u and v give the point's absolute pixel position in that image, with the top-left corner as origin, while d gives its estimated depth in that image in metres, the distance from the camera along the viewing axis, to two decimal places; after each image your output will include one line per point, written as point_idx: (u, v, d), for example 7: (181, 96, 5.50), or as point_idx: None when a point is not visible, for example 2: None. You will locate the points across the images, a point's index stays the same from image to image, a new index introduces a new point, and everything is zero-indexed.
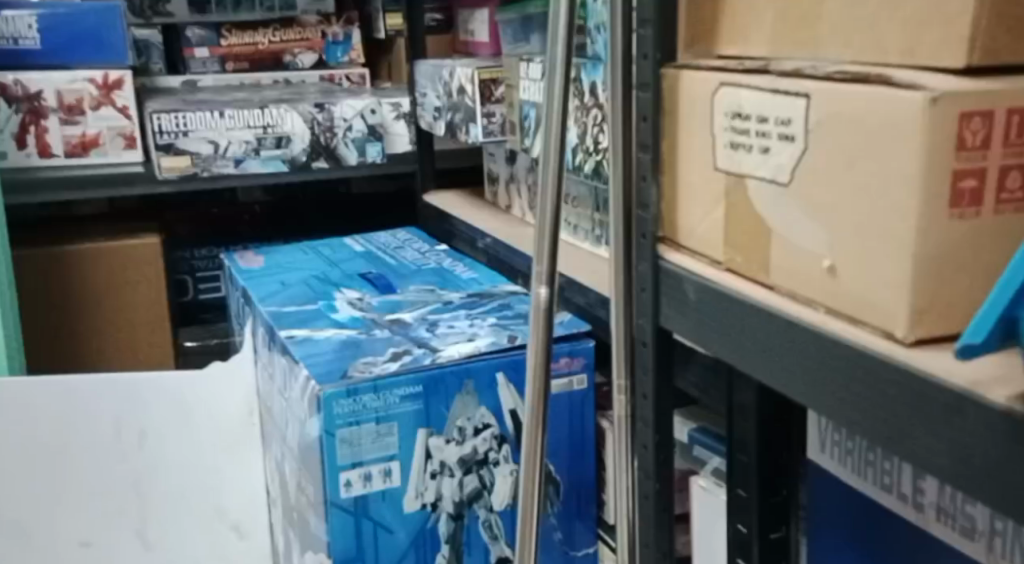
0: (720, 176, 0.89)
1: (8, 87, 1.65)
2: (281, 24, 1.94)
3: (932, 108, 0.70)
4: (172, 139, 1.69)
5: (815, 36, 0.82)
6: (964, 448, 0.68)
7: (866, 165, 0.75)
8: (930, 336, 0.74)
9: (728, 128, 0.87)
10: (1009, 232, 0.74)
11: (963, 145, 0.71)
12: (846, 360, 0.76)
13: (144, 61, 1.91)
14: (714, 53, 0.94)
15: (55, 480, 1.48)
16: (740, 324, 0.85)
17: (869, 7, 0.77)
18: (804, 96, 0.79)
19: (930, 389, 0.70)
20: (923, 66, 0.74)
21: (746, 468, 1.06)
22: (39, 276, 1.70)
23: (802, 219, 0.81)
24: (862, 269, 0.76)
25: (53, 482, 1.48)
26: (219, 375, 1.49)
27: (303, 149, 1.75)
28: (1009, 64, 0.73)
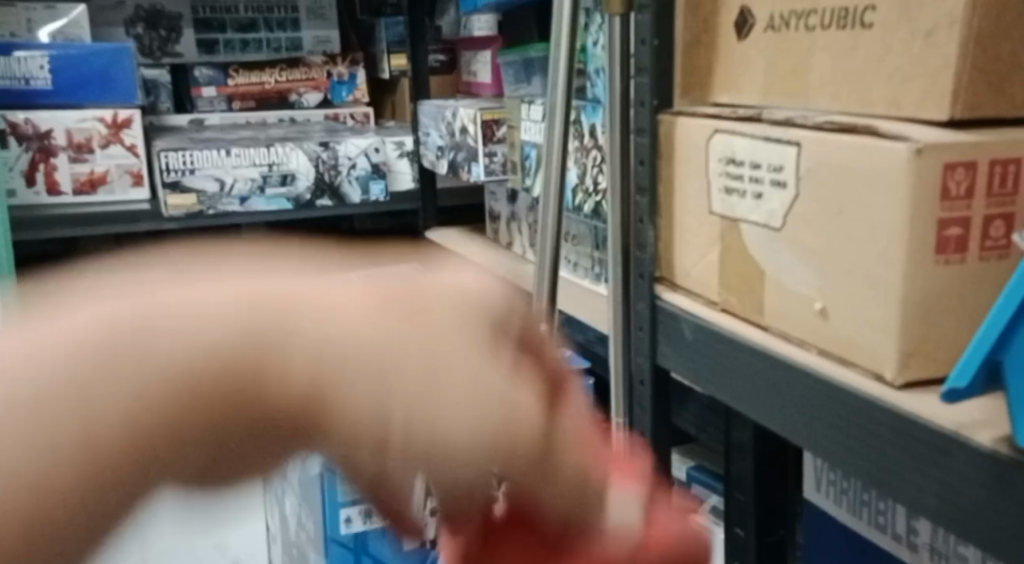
0: (716, 220, 0.91)
1: (20, 126, 1.66)
2: (287, 64, 1.96)
3: (918, 159, 0.72)
4: (178, 177, 1.70)
5: (804, 86, 0.84)
6: (953, 489, 0.70)
7: (855, 213, 0.77)
8: (920, 379, 0.75)
9: (723, 174, 0.89)
10: (997, 278, 0.76)
11: (947, 195, 0.73)
12: (836, 401, 0.78)
13: (153, 100, 1.93)
14: (708, 101, 0.96)
15: None
16: (736, 364, 0.87)
17: (857, 60, 0.80)
18: (796, 144, 0.81)
19: (919, 431, 0.71)
20: (909, 118, 0.76)
21: (743, 506, 1.09)
22: None
23: (794, 262, 0.83)
24: (855, 311, 0.78)
25: None
26: None
27: (308, 187, 1.77)
28: (992, 117, 0.75)
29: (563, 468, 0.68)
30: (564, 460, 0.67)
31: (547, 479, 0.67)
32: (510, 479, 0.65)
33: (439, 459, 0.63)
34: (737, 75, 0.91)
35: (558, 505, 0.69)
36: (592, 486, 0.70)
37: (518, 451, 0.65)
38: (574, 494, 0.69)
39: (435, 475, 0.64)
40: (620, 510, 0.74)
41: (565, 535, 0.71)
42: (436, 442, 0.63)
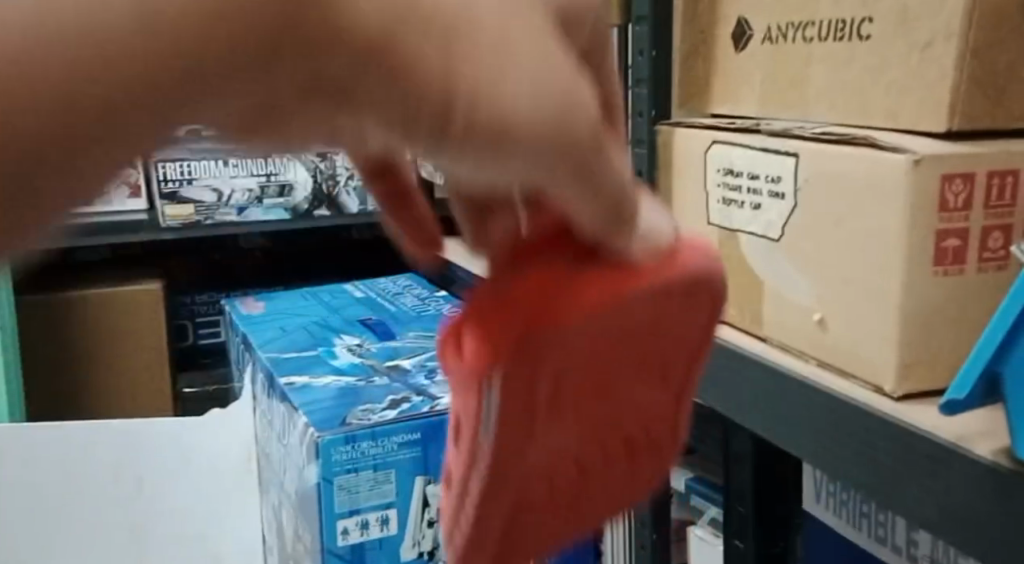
0: (714, 231, 0.91)
1: None
2: None
3: (916, 169, 0.71)
4: (177, 188, 1.67)
5: (803, 98, 0.84)
6: (951, 501, 0.68)
7: (853, 223, 0.77)
8: (919, 390, 0.75)
9: (720, 184, 0.89)
10: (996, 290, 0.76)
11: (945, 207, 0.73)
12: (831, 410, 0.77)
13: None
14: (706, 111, 0.95)
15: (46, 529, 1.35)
16: (733, 375, 0.86)
17: (854, 72, 0.80)
18: (794, 155, 0.81)
19: (920, 442, 0.71)
20: (907, 129, 0.76)
21: (744, 518, 1.08)
22: (38, 321, 1.61)
23: (793, 272, 0.83)
24: (855, 322, 0.78)
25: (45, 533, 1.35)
26: (214, 425, 1.38)
27: (306, 198, 1.71)
28: (990, 130, 0.75)
29: (609, 173, 0.46)
30: (615, 172, 0.47)
31: (580, 181, 0.46)
32: (554, 181, 0.45)
33: (468, 155, 0.44)
34: (735, 86, 0.91)
35: (584, 216, 0.48)
36: (624, 188, 0.48)
37: (583, 149, 0.44)
38: (609, 182, 0.47)
39: (493, 164, 0.44)
40: (652, 218, 0.55)
41: (614, 228, 0.50)
42: (500, 119, 0.43)
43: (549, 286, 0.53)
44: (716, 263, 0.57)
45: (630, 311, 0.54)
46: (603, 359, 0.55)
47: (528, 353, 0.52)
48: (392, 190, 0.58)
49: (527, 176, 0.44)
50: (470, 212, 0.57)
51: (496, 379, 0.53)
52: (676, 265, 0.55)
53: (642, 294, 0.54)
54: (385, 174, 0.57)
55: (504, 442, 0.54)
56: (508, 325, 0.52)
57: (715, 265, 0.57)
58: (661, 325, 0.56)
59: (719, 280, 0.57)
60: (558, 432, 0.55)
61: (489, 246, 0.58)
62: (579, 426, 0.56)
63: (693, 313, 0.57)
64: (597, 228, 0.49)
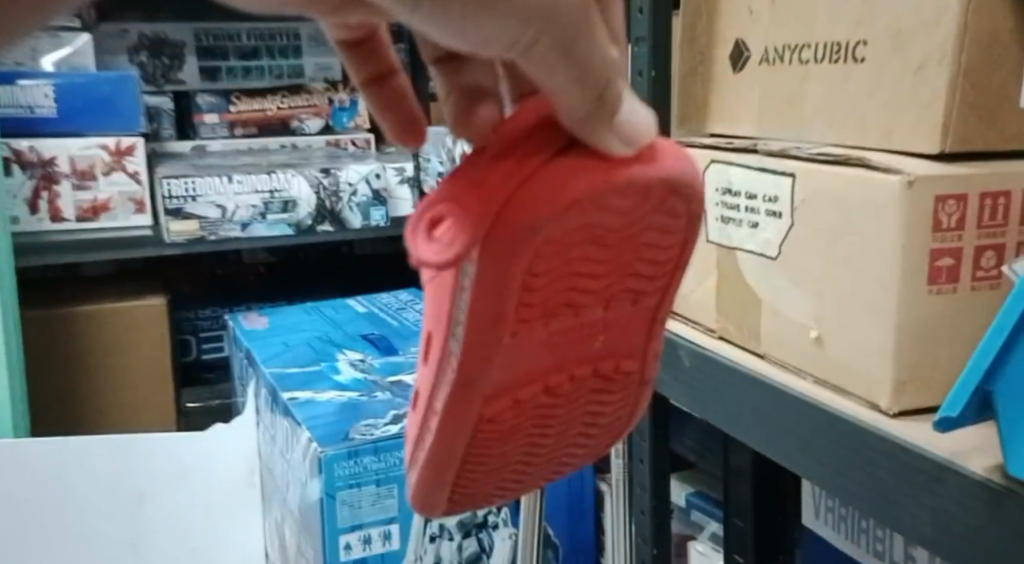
0: (712, 248, 0.92)
1: (23, 153, 1.55)
2: (290, 91, 1.78)
3: (909, 190, 0.73)
4: (182, 204, 1.61)
5: (799, 117, 0.85)
6: (946, 516, 0.69)
7: (848, 242, 0.78)
8: (915, 407, 0.76)
9: (718, 203, 0.90)
10: (989, 308, 0.77)
11: (939, 226, 0.74)
12: (828, 426, 0.77)
13: (155, 127, 1.73)
14: (705, 129, 0.96)
15: (45, 546, 1.34)
16: (730, 391, 0.86)
17: (848, 92, 0.81)
18: (791, 174, 0.82)
19: (915, 459, 0.71)
20: (901, 149, 0.77)
21: (744, 533, 1.14)
22: (43, 336, 1.57)
23: (790, 290, 0.84)
24: (850, 339, 0.79)
25: (44, 549, 1.33)
26: (217, 439, 1.38)
27: (309, 213, 1.67)
28: (982, 151, 0.76)
29: (592, 51, 0.54)
30: (605, 55, 0.55)
31: (562, 60, 0.54)
32: (533, 53, 0.54)
33: (454, 15, 0.52)
34: (732, 106, 0.92)
35: (571, 104, 0.56)
36: (609, 80, 0.56)
37: (575, 27, 0.54)
38: (595, 82, 0.55)
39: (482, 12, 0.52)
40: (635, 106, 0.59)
41: (596, 118, 0.57)
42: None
43: (524, 192, 0.59)
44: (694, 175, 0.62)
45: (600, 223, 0.60)
46: (573, 274, 0.61)
47: (498, 254, 0.59)
48: (374, 74, 0.67)
49: (507, 37, 0.53)
50: (460, 98, 0.64)
51: (468, 281, 0.60)
52: (647, 168, 0.60)
53: (611, 202, 0.60)
54: (365, 49, 0.67)
55: (474, 348, 0.61)
56: (481, 211, 0.58)
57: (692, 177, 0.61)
58: (632, 238, 0.61)
59: (695, 195, 0.62)
60: (527, 345, 0.62)
61: (473, 129, 0.64)
62: (548, 343, 0.63)
63: (666, 231, 0.62)
64: (580, 116, 0.57)
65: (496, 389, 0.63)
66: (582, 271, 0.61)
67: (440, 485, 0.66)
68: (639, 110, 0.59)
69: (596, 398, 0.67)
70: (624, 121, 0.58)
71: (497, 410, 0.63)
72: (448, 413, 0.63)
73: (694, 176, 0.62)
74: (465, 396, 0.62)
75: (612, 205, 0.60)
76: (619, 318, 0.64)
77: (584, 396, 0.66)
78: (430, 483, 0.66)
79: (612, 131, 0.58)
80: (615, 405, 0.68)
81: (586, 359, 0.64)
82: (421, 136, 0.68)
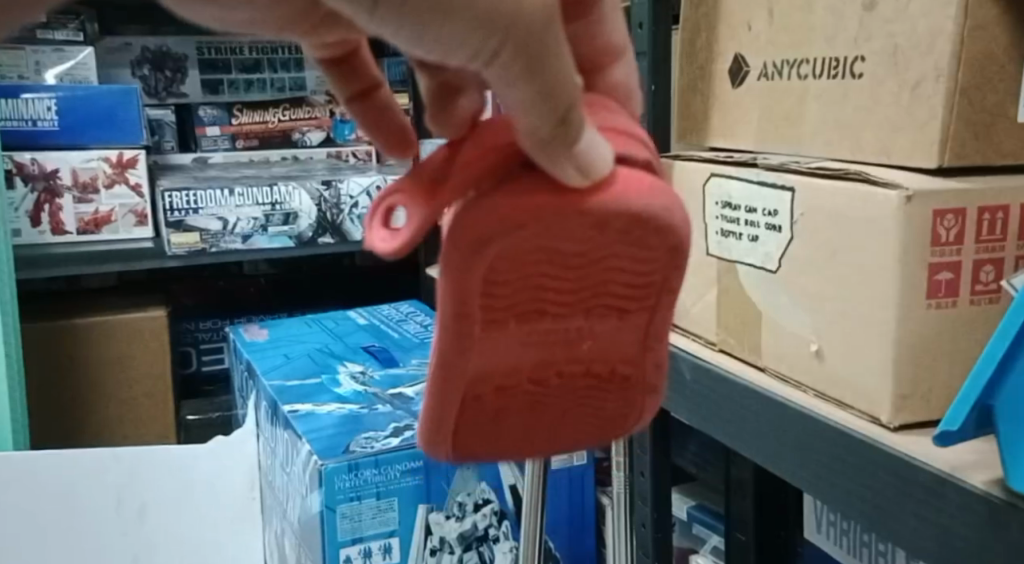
0: (712, 262, 0.92)
1: (26, 166, 1.55)
2: (291, 103, 1.77)
3: (908, 205, 0.73)
4: (182, 216, 1.61)
5: (798, 132, 0.86)
6: (947, 531, 0.70)
7: (847, 257, 0.78)
8: (914, 421, 0.76)
9: (719, 217, 0.90)
10: (988, 323, 0.77)
11: (937, 240, 0.74)
12: (828, 440, 0.78)
13: (156, 139, 1.73)
14: (705, 144, 0.96)
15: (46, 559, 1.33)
16: (729, 403, 0.87)
17: (846, 108, 0.81)
18: (790, 189, 0.82)
19: (916, 473, 0.72)
20: (900, 165, 0.77)
21: (744, 546, 1.16)
22: (47, 348, 1.58)
23: (790, 304, 0.84)
24: (848, 353, 0.79)
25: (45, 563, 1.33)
26: (219, 452, 1.39)
27: (309, 225, 1.67)
28: (980, 166, 0.76)
29: (559, 64, 0.53)
30: (565, 68, 0.53)
31: (527, 72, 0.52)
32: (495, 63, 0.52)
33: (411, 20, 0.50)
34: (731, 120, 0.93)
35: (528, 126, 0.54)
36: (571, 98, 0.54)
37: (540, 36, 0.52)
38: (552, 105, 0.54)
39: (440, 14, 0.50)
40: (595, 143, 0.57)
41: (556, 141, 0.55)
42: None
43: (492, 201, 0.58)
44: (665, 206, 0.60)
45: (570, 228, 0.59)
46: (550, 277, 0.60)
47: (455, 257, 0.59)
48: (359, 87, 0.66)
49: (469, 46, 0.51)
50: (436, 94, 0.64)
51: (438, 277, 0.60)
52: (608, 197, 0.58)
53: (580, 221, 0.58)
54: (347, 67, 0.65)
55: (449, 341, 0.61)
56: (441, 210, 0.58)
57: (658, 208, 0.60)
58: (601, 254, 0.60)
59: (666, 224, 0.60)
60: (503, 336, 0.62)
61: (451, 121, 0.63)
62: (530, 339, 0.62)
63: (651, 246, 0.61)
64: (541, 137, 0.55)
65: (477, 375, 0.63)
66: (560, 273, 0.60)
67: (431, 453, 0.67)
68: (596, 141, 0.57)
69: (590, 395, 0.66)
70: (584, 150, 0.57)
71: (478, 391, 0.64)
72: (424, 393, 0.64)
73: (668, 206, 0.60)
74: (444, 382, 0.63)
75: (581, 210, 0.58)
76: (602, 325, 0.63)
77: (575, 391, 0.65)
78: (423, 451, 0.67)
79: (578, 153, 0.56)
80: (612, 404, 0.67)
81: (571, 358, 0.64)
82: (406, 147, 0.66)
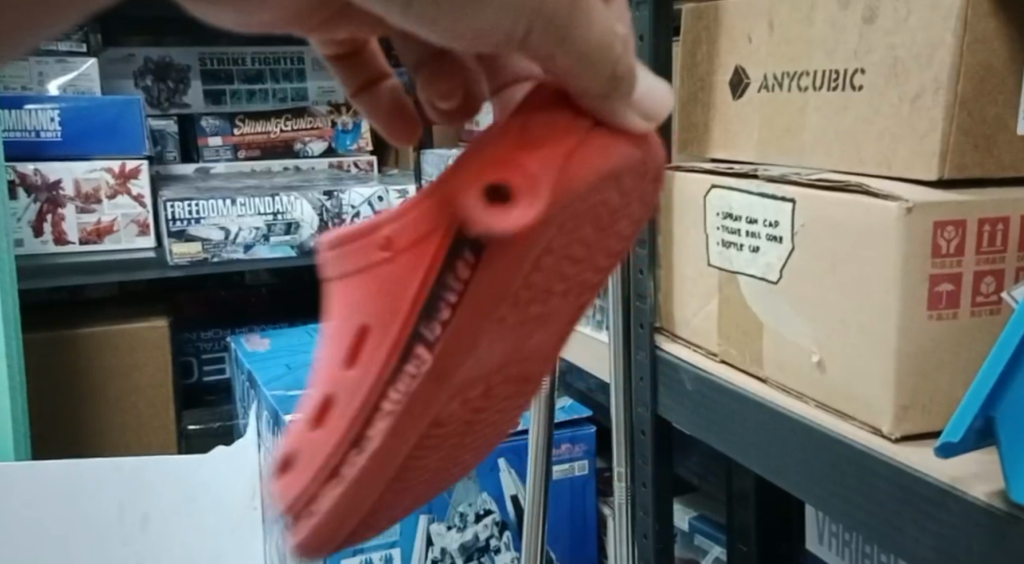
0: (713, 272, 0.92)
1: (29, 176, 1.54)
2: (292, 114, 1.77)
3: (908, 217, 0.74)
4: (184, 226, 1.61)
5: (798, 143, 0.86)
6: (950, 542, 0.70)
7: (847, 269, 0.78)
8: (917, 432, 0.76)
9: (720, 228, 0.90)
10: (988, 335, 0.77)
11: (937, 252, 0.74)
12: (831, 451, 0.78)
13: (160, 150, 1.74)
14: (706, 155, 0.96)
15: None
16: (731, 414, 0.87)
17: (847, 120, 0.81)
18: (790, 201, 0.83)
19: (919, 484, 0.72)
20: (900, 176, 0.78)
21: (746, 556, 1.16)
22: (50, 358, 1.58)
23: (790, 315, 0.84)
24: (849, 364, 0.79)
25: None
26: (222, 461, 1.38)
27: (311, 236, 1.67)
28: (980, 178, 0.77)
29: (589, 32, 0.54)
30: (601, 31, 0.54)
31: (559, 44, 0.54)
32: (528, 42, 0.53)
33: (441, 16, 0.51)
34: (732, 132, 0.93)
35: (591, 80, 0.56)
36: (619, 58, 0.55)
37: (564, 16, 0.53)
38: (609, 59, 0.55)
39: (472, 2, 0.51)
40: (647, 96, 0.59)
41: (612, 96, 0.57)
42: None
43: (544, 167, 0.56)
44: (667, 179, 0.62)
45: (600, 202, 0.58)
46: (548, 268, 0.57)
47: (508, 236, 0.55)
48: (363, 80, 0.65)
49: (499, 29, 0.52)
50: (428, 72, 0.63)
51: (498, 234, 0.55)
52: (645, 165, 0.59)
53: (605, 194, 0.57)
54: (354, 57, 0.65)
55: (474, 318, 0.57)
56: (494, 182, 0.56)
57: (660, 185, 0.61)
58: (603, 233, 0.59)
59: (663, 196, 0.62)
60: (501, 333, 0.58)
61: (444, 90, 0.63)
62: (519, 327, 0.58)
63: (625, 233, 0.60)
64: (598, 93, 0.56)
65: (471, 376, 0.58)
66: (566, 257, 0.58)
67: (353, 516, 0.58)
68: (655, 87, 0.60)
69: (514, 410, 0.63)
70: (638, 102, 0.58)
71: (462, 398, 0.58)
72: (409, 408, 0.57)
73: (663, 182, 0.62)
74: (433, 391, 0.57)
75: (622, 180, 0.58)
76: (558, 322, 0.61)
77: (509, 399, 0.62)
78: (337, 516, 0.58)
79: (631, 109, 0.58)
80: (512, 425, 0.64)
81: (530, 357, 0.60)
82: (416, 131, 0.67)
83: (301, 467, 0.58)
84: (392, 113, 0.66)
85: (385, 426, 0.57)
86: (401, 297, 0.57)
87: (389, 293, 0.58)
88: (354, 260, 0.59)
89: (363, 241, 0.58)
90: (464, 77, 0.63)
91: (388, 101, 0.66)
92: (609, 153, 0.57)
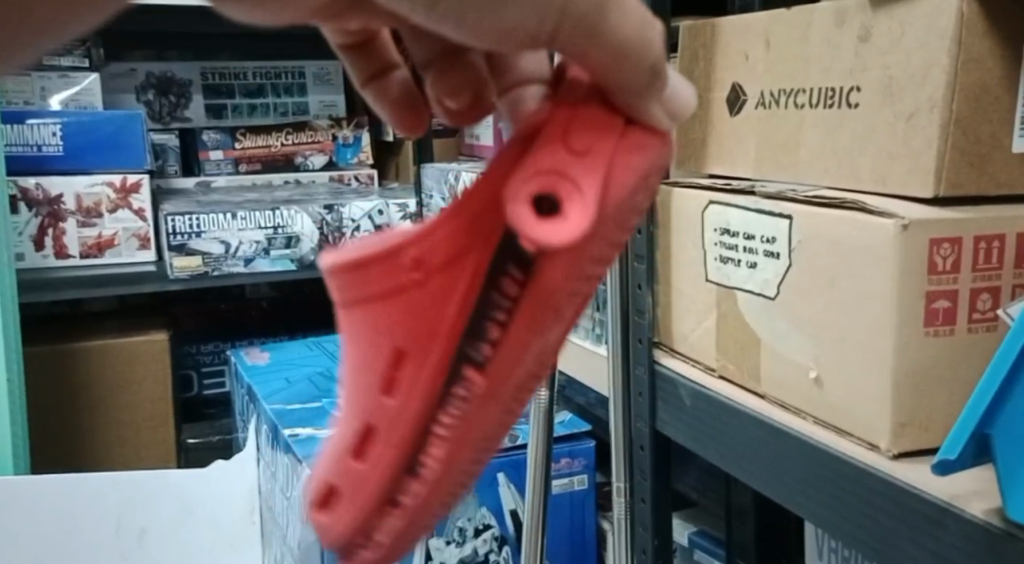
0: (711, 287, 0.92)
1: (29, 191, 1.55)
2: (293, 128, 1.78)
3: (904, 234, 0.74)
4: (185, 240, 1.61)
5: (796, 160, 0.86)
6: (946, 559, 0.70)
7: (844, 285, 0.78)
8: (914, 449, 0.76)
9: (718, 243, 0.90)
10: (984, 352, 0.77)
11: (934, 269, 0.75)
12: (830, 468, 0.78)
13: (161, 163, 1.74)
14: (703, 172, 0.97)
15: None
16: (729, 430, 0.87)
17: (844, 137, 0.82)
18: (787, 217, 0.83)
19: (916, 501, 0.72)
20: (896, 194, 0.78)
21: None
22: (51, 371, 1.57)
23: (789, 331, 0.84)
24: (847, 381, 0.79)
25: None
26: (219, 477, 1.39)
27: (312, 250, 1.68)
28: (975, 196, 0.77)
29: (621, 28, 0.54)
30: (631, 27, 0.55)
31: (592, 40, 0.54)
32: (557, 40, 0.54)
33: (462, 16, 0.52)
34: (730, 148, 0.93)
35: (631, 78, 0.56)
36: (659, 53, 0.56)
37: (591, 14, 0.54)
38: (645, 57, 0.56)
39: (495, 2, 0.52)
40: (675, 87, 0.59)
41: (648, 92, 0.57)
42: None
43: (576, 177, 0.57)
44: None
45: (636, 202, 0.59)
46: (584, 282, 0.59)
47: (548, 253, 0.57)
48: (374, 70, 0.65)
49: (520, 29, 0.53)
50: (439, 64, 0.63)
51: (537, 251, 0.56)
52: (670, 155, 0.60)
53: (633, 204, 0.58)
54: (369, 48, 0.65)
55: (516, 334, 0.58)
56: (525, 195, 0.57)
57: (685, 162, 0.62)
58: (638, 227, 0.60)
59: None
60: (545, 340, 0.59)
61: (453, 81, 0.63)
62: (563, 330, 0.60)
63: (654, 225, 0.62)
64: (635, 89, 0.57)
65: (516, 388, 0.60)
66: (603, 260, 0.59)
67: (414, 535, 0.61)
68: (683, 88, 0.60)
69: None
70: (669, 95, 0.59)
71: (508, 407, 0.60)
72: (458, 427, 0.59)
73: None
74: (483, 409, 0.59)
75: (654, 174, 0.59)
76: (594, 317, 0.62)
77: None
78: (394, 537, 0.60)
79: (659, 104, 0.58)
80: None
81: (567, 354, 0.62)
82: (422, 123, 0.66)
83: (356, 488, 0.60)
84: (399, 103, 0.66)
85: (440, 451, 0.59)
86: (439, 322, 0.59)
87: (421, 317, 0.59)
88: (378, 286, 0.60)
89: (387, 265, 0.59)
90: (474, 77, 0.63)
91: (397, 93, 0.65)
92: (637, 157, 0.58)
